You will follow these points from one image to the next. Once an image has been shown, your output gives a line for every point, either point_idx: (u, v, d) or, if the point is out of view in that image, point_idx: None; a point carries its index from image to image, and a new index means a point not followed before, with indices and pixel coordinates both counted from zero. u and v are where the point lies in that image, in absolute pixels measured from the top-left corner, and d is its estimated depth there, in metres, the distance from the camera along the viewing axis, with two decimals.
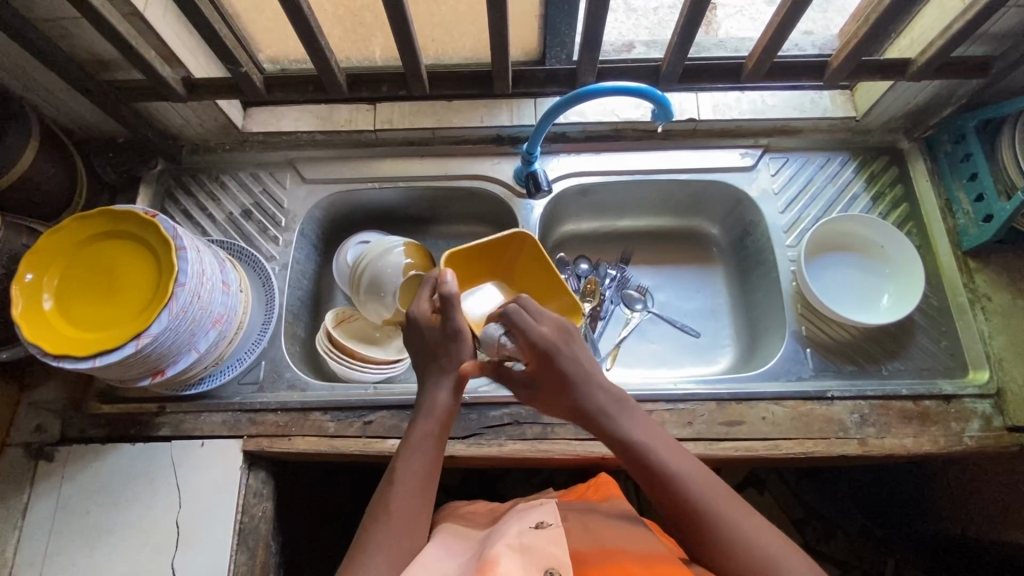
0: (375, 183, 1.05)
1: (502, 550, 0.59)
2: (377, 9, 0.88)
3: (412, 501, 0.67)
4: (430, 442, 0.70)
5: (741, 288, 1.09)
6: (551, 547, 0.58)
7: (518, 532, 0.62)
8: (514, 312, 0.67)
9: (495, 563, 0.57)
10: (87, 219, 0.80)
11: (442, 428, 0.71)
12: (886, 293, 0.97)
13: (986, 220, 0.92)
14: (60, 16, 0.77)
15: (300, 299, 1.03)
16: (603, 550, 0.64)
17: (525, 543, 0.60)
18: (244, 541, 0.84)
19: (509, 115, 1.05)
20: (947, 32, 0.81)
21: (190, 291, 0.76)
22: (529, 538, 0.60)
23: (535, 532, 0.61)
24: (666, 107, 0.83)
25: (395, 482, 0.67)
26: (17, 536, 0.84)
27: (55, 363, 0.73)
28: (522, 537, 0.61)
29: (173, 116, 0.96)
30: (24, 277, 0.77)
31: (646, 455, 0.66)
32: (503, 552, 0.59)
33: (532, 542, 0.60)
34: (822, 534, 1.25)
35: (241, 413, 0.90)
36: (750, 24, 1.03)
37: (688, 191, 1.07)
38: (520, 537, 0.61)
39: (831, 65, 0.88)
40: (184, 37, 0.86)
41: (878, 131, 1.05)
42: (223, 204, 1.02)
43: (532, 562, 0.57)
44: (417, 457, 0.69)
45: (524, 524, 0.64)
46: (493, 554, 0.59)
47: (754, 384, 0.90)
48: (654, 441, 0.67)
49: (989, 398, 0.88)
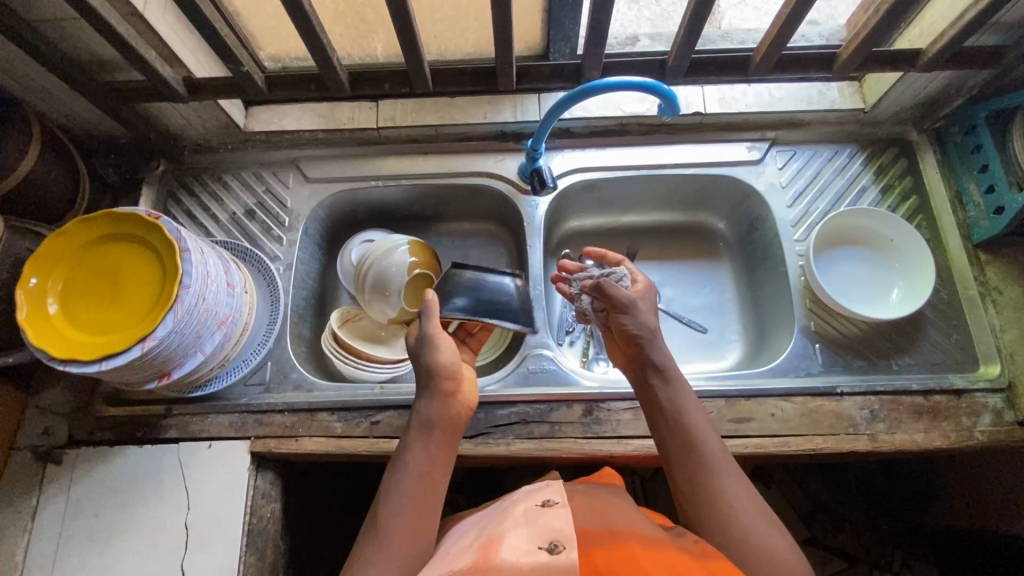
0: (379, 181, 1.04)
1: (509, 529, 0.59)
2: (379, 5, 0.87)
3: (415, 510, 0.66)
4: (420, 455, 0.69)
5: (748, 282, 1.08)
6: (556, 522, 0.58)
7: (525, 510, 0.62)
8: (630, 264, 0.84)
9: (501, 542, 0.57)
10: (91, 221, 0.79)
11: (432, 444, 0.70)
12: (896, 288, 0.96)
13: (997, 212, 0.91)
14: (59, 17, 0.76)
15: (305, 299, 1.02)
16: (609, 529, 0.63)
17: (531, 519, 0.60)
18: (253, 542, 0.84)
19: (512, 111, 1.03)
20: (958, 22, 0.79)
21: (195, 293, 0.76)
22: (536, 516, 0.61)
23: (542, 510, 0.62)
24: (674, 102, 0.82)
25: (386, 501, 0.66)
26: (27, 540, 0.84)
27: (61, 367, 0.73)
28: (529, 515, 0.61)
29: (176, 116, 0.96)
30: (29, 282, 0.76)
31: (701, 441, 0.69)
32: (509, 530, 0.59)
33: (538, 519, 0.60)
34: (831, 527, 1.23)
35: (248, 415, 0.89)
36: (753, 13, 1.01)
37: (694, 186, 1.07)
38: (528, 515, 0.61)
39: (841, 56, 0.86)
40: (184, 36, 0.85)
41: (887, 123, 1.03)
42: (226, 204, 1.02)
43: (538, 538, 0.57)
44: (423, 455, 0.69)
45: (531, 502, 0.64)
46: (500, 532, 0.60)
47: (763, 381, 0.89)
48: (687, 396, 0.73)
49: (1001, 392, 0.87)
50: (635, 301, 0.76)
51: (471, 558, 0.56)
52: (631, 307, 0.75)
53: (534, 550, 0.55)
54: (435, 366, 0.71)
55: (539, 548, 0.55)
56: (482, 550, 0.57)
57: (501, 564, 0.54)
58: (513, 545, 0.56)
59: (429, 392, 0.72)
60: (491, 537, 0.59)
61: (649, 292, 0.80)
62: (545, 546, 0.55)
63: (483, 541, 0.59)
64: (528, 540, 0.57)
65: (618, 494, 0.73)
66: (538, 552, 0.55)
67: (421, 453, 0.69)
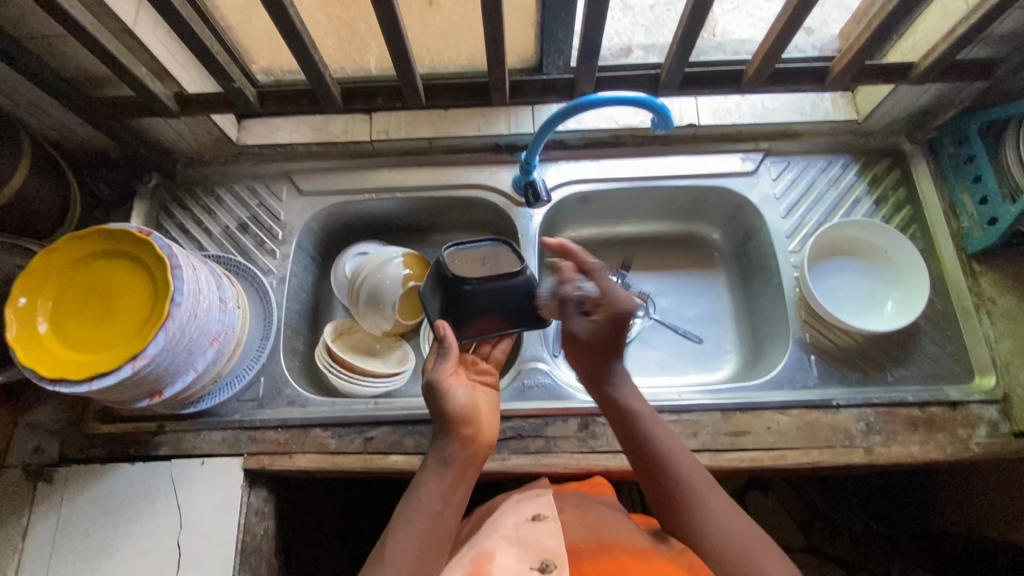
0: (373, 194, 1.04)
1: (499, 542, 0.60)
2: (371, 19, 0.87)
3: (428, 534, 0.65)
4: (433, 490, 0.69)
5: (744, 292, 1.08)
6: (547, 541, 0.60)
7: (515, 522, 0.64)
8: (602, 269, 0.73)
9: (492, 554, 0.58)
10: (80, 238, 0.79)
11: (448, 481, 0.69)
12: (891, 299, 0.96)
13: (991, 223, 0.91)
14: (48, 34, 0.75)
15: (299, 313, 1.02)
16: (598, 540, 0.64)
17: (521, 535, 0.61)
18: (246, 560, 0.83)
19: (506, 123, 1.03)
20: (951, 35, 0.79)
21: (187, 311, 0.75)
22: (526, 531, 0.62)
23: (533, 524, 0.63)
24: (666, 116, 0.82)
25: (397, 526, 0.66)
26: (18, 559, 0.83)
27: (51, 387, 0.72)
28: (519, 529, 0.62)
29: (167, 130, 0.95)
30: (17, 301, 0.76)
31: (664, 459, 0.69)
32: (499, 543, 0.60)
33: (529, 535, 0.61)
34: (828, 534, 1.23)
35: (242, 431, 0.89)
36: (747, 20, 1.01)
37: (689, 198, 1.07)
38: (518, 529, 0.63)
39: (833, 69, 0.87)
40: (176, 51, 0.84)
41: (880, 133, 1.04)
42: (219, 218, 1.01)
43: (528, 555, 0.59)
44: (434, 494, 0.68)
45: (521, 515, 0.65)
46: (490, 544, 0.61)
47: (757, 394, 0.89)
48: (651, 417, 0.73)
49: (996, 403, 0.87)
50: (579, 335, 0.74)
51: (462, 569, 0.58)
52: (574, 341, 0.75)
53: (524, 568, 0.57)
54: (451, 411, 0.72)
55: (530, 568, 0.58)
56: (473, 562, 0.58)
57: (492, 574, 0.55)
58: (504, 560, 0.58)
59: (445, 435, 0.72)
60: (482, 550, 0.60)
61: (610, 326, 0.73)
62: (536, 565, 0.58)
63: (474, 554, 0.60)
64: (518, 559, 0.59)
65: (613, 508, 0.72)
66: (528, 571, 0.57)
67: (432, 493, 0.68)
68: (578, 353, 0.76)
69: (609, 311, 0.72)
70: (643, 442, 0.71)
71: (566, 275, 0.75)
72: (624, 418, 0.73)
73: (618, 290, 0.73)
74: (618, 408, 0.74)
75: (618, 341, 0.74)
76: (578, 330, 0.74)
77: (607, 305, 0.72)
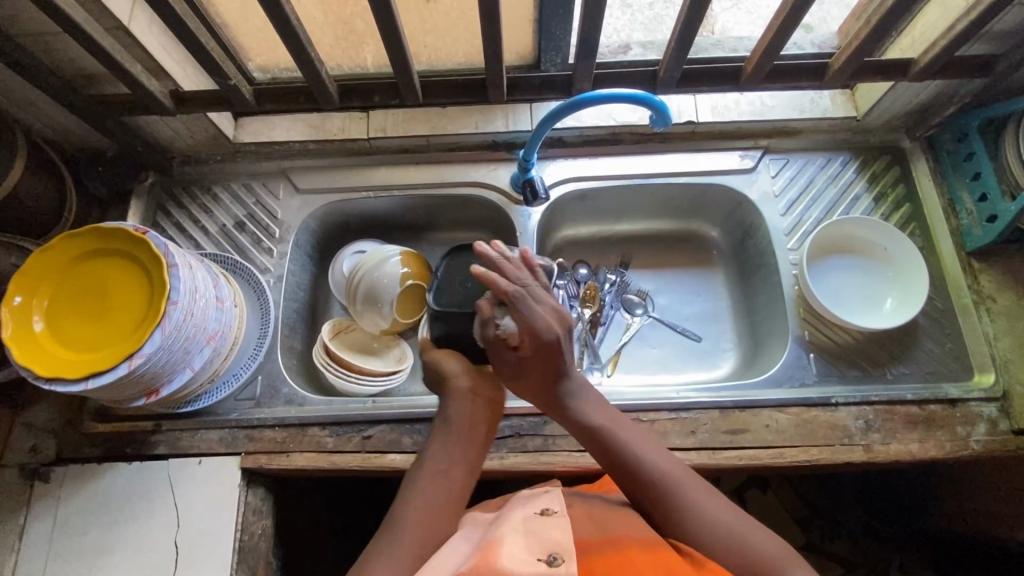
0: (370, 192, 1.03)
1: (506, 534, 0.59)
2: (367, 16, 0.86)
3: (435, 494, 0.66)
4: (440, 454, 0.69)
5: (742, 290, 1.08)
6: (556, 534, 0.59)
7: (523, 517, 0.63)
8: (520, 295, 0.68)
9: (500, 545, 0.57)
10: (76, 236, 0.78)
11: (454, 442, 0.70)
12: (890, 298, 0.96)
13: (991, 220, 0.90)
14: (42, 31, 0.75)
15: (296, 312, 1.01)
16: (606, 537, 0.63)
17: (529, 528, 0.60)
18: (244, 560, 0.83)
19: (504, 121, 1.03)
20: (949, 32, 0.79)
21: (183, 309, 0.75)
22: (533, 525, 0.61)
23: (540, 518, 0.62)
24: (665, 113, 0.82)
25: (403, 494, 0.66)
26: (14, 559, 0.83)
27: (46, 386, 0.72)
28: (526, 523, 0.61)
29: (164, 128, 0.95)
30: (13, 300, 0.75)
31: (640, 468, 0.68)
32: (507, 536, 0.59)
33: (537, 528, 0.60)
34: (828, 532, 1.22)
35: (239, 430, 0.88)
36: (747, 17, 1.02)
37: (687, 195, 1.06)
38: (525, 522, 0.62)
39: (832, 66, 0.86)
40: (171, 49, 0.84)
41: (879, 131, 1.03)
42: (216, 216, 1.01)
43: (536, 546, 0.58)
44: (442, 455, 0.69)
45: (528, 511, 0.65)
46: (498, 537, 0.60)
47: (756, 392, 0.89)
48: (618, 428, 0.71)
49: (995, 401, 0.87)
50: (510, 370, 0.70)
51: (469, 561, 0.56)
52: (507, 376, 0.71)
53: (532, 559, 0.55)
54: (443, 372, 0.74)
55: (538, 559, 0.56)
56: (480, 554, 0.57)
57: (501, 565, 0.54)
58: (512, 551, 0.56)
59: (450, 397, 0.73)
60: (489, 542, 0.59)
61: (538, 356, 0.69)
62: (544, 557, 0.56)
63: (482, 547, 0.59)
64: (526, 550, 0.57)
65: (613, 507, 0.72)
66: (536, 562, 0.55)
67: (437, 455, 0.69)
68: (519, 383, 0.72)
69: (534, 343, 0.68)
70: (619, 459, 0.69)
71: (485, 314, 0.69)
72: (592, 435, 0.71)
73: (541, 317, 0.68)
74: (584, 428, 0.72)
75: (552, 367, 0.70)
76: (507, 370, 0.71)
77: (530, 338, 0.68)
